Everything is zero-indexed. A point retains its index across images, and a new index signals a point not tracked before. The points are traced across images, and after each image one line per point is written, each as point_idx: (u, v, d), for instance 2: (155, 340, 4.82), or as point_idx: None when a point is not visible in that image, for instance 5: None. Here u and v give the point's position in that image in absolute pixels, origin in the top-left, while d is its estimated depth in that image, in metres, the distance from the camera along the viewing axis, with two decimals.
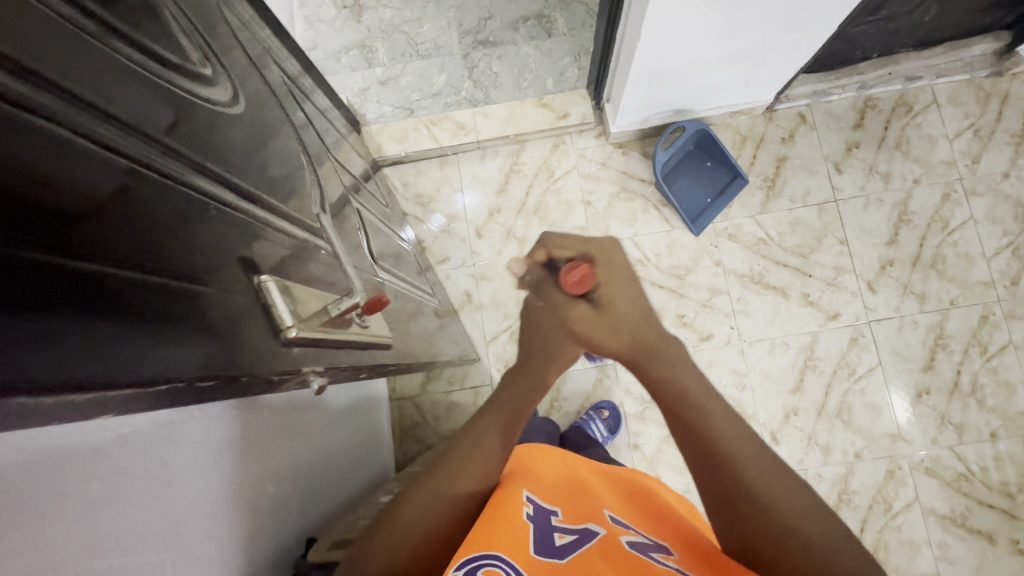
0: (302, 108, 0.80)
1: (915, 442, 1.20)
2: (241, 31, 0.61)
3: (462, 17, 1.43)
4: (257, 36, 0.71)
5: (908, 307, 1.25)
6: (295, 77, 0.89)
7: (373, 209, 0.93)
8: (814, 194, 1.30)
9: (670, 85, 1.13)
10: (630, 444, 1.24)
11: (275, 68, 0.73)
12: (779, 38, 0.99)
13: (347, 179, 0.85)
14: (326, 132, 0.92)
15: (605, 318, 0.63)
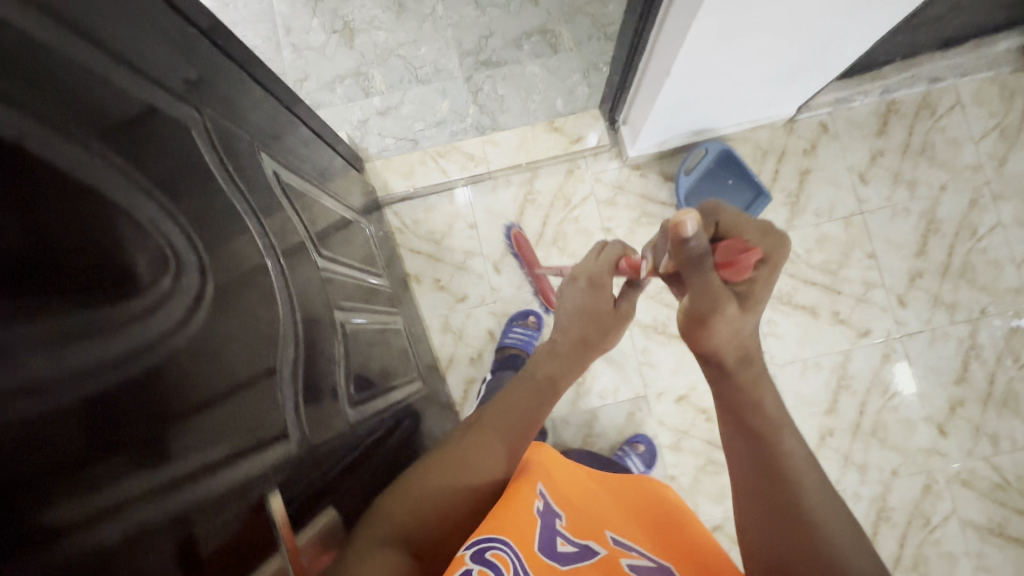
0: (298, 211, 0.74)
1: (951, 455, 1.20)
2: (228, 158, 0.57)
3: (461, 37, 1.35)
4: (255, 139, 0.67)
5: (939, 319, 1.23)
6: (295, 150, 0.82)
7: (360, 305, 0.88)
8: (839, 208, 1.26)
9: (686, 113, 1.08)
10: (666, 475, 1.23)
11: (271, 178, 0.68)
12: (802, 62, 0.95)
13: (336, 286, 0.79)
14: (322, 215, 0.86)
15: (735, 326, 0.55)
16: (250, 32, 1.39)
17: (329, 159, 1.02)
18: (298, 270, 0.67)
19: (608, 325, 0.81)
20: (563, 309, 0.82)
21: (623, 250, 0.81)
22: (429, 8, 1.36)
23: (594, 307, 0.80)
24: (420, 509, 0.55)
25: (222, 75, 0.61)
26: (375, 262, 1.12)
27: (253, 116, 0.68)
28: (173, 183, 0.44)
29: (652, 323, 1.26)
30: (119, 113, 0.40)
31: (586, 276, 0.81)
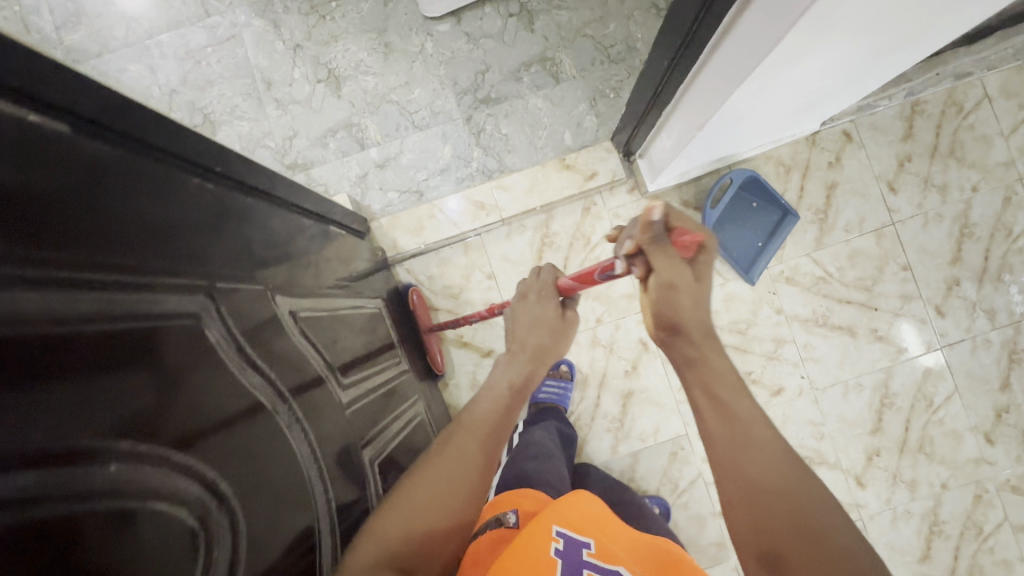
0: (317, 347, 0.74)
1: (1000, 463, 1.19)
2: (243, 337, 0.56)
3: (456, 75, 1.27)
4: (265, 285, 0.65)
5: (979, 326, 1.20)
6: (296, 265, 0.77)
7: (380, 422, 0.87)
8: (869, 221, 1.22)
9: (690, 159, 1.07)
10: (715, 512, 1.21)
11: (287, 324, 0.67)
12: (801, 105, 0.93)
13: (356, 421, 0.78)
14: (338, 333, 0.84)
15: (694, 294, 0.59)
16: (228, 90, 1.29)
17: (328, 245, 0.96)
18: (316, 425, 0.65)
19: (561, 333, 0.72)
20: (512, 319, 0.75)
21: (555, 273, 0.76)
22: (418, 46, 1.28)
23: (549, 318, 0.72)
24: (401, 542, 0.54)
25: (225, 236, 0.59)
26: (392, 345, 1.08)
27: (258, 260, 0.65)
28: (200, 423, 0.45)
29: None
30: (136, 396, 0.39)
31: (534, 289, 0.75)
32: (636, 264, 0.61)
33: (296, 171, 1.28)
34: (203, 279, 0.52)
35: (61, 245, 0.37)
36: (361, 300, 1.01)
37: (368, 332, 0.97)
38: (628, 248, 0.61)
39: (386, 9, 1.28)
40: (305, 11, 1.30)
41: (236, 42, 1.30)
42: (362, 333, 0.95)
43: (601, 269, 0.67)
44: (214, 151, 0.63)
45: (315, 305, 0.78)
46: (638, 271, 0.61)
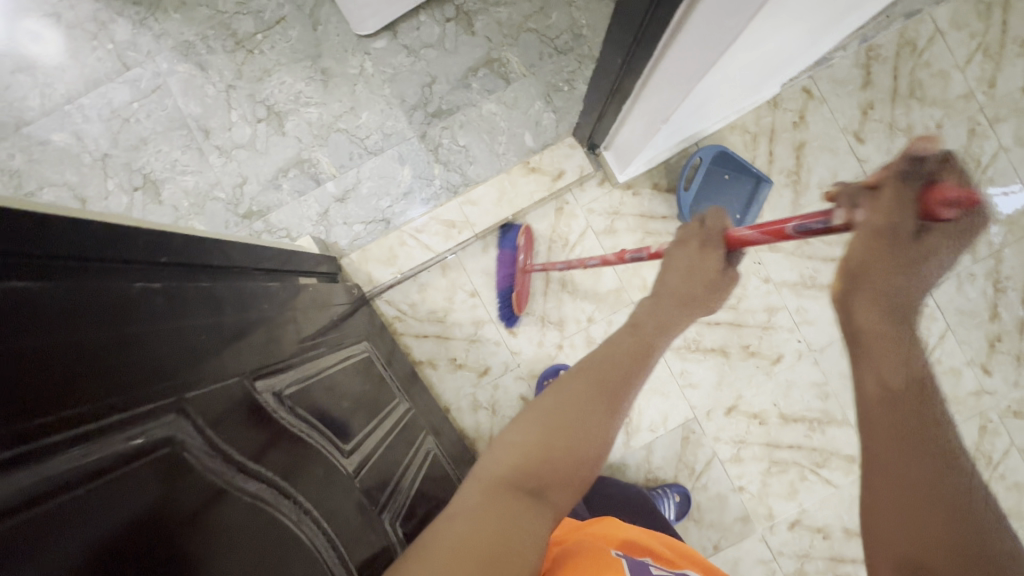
0: (311, 423, 0.70)
1: (999, 391, 1.21)
2: (227, 441, 0.53)
3: (402, 92, 1.21)
4: (240, 372, 0.61)
5: (962, 262, 1.21)
6: (273, 336, 0.73)
7: (391, 477, 0.85)
8: (842, 175, 1.21)
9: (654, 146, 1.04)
10: (734, 488, 1.22)
11: (273, 407, 0.64)
12: (757, 78, 0.91)
13: (367, 487, 0.76)
14: (331, 396, 0.80)
15: (912, 248, 0.44)
16: (165, 145, 1.22)
17: (304, 299, 0.91)
18: (323, 500, 0.64)
19: (715, 285, 0.67)
20: (670, 262, 0.68)
21: (723, 221, 0.66)
22: (357, 67, 1.21)
23: (698, 265, 0.66)
24: (517, 476, 0.53)
25: (188, 333, 0.54)
26: (389, 386, 1.04)
27: (230, 347, 0.61)
28: (201, 553, 0.43)
29: (684, 343, 1.22)
30: (128, 556, 0.37)
31: (698, 237, 0.67)
32: (863, 206, 0.43)
33: (253, 219, 1.22)
34: (170, 395, 0.48)
35: (10, 421, 0.33)
36: (348, 350, 0.97)
37: (359, 380, 0.93)
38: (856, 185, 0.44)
39: (315, 33, 1.21)
40: (231, 48, 1.22)
41: (163, 91, 1.22)
42: (354, 382, 0.91)
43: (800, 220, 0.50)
44: (155, 242, 0.58)
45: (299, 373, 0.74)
46: (859, 214, 0.43)
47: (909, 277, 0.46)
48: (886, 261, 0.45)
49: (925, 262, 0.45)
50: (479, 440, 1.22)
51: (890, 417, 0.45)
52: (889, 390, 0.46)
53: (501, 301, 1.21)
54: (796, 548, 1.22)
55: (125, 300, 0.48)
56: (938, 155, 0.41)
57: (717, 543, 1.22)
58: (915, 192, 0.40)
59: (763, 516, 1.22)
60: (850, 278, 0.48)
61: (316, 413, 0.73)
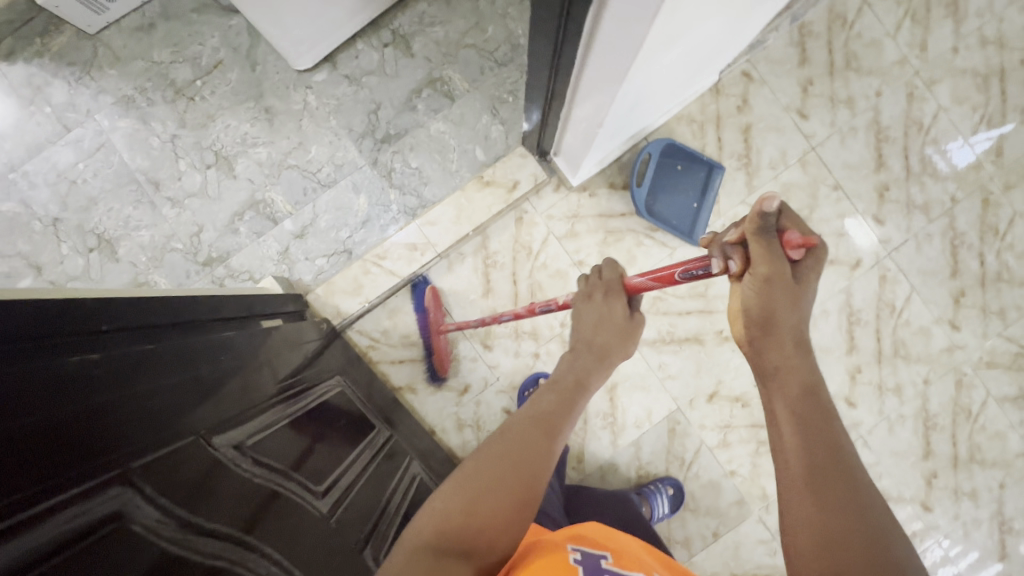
0: (279, 470, 0.65)
1: (970, 345, 1.23)
2: (186, 505, 0.49)
3: (349, 121, 1.21)
4: (198, 429, 0.58)
5: (918, 224, 1.23)
6: (234, 385, 0.70)
7: (373, 513, 0.79)
8: (791, 152, 1.22)
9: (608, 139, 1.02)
10: (725, 473, 1.23)
11: (238, 460, 0.60)
12: (696, 64, 0.90)
13: (353, 525, 0.72)
14: (301, 435, 0.76)
15: (783, 290, 0.56)
16: (115, 202, 1.20)
17: (266, 344, 0.88)
18: (307, 547, 0.60)
19: (626, 334, 0.74)
20: (578, 326, 0.75)
21: (617, 272, 0.75)
22: (301, 102, 1.21)
23: (611, 321, 0.73)
24: (453, 530, 0.54)
25: (128, 401, 0.51)
26: (369, 415, 1.02)
27: (181, 408, 0.58)
28: None
29: (658, 336, 1.23)
30: None
31: (603, 290, 0.73)
32: (734, 257, 0.57)
33: (213, 266, 1.20)
34: (114, 470, 0.46)
35: None
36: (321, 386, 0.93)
37: (338, 412, 0.91)
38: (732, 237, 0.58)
39: (255, 73, 1.21)
40: (171, 98, 1.21)
41: (108, 148, 1.20)
42: (333, 414, 0.89)
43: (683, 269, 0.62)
44: (91, 309, 0.56)
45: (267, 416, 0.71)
46: (735, 265, 0.58)
47: (798, 310, 0.57)
48: (777, 299, 0.56)
49: (806, 291, 0.57)
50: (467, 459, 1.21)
51: (808, 444, 0.53)
52: (803, 417, 0.54)
53: (427, 358, 1.22)
54: None
55: (51, 378, 0.45)
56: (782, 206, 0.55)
57: (716, 530, 1.23)
58: (779, 238, 0.55)
59: (757, 496, 1.23)
60: (754, 325, 0.58)
61: (290, 456, 0.70)
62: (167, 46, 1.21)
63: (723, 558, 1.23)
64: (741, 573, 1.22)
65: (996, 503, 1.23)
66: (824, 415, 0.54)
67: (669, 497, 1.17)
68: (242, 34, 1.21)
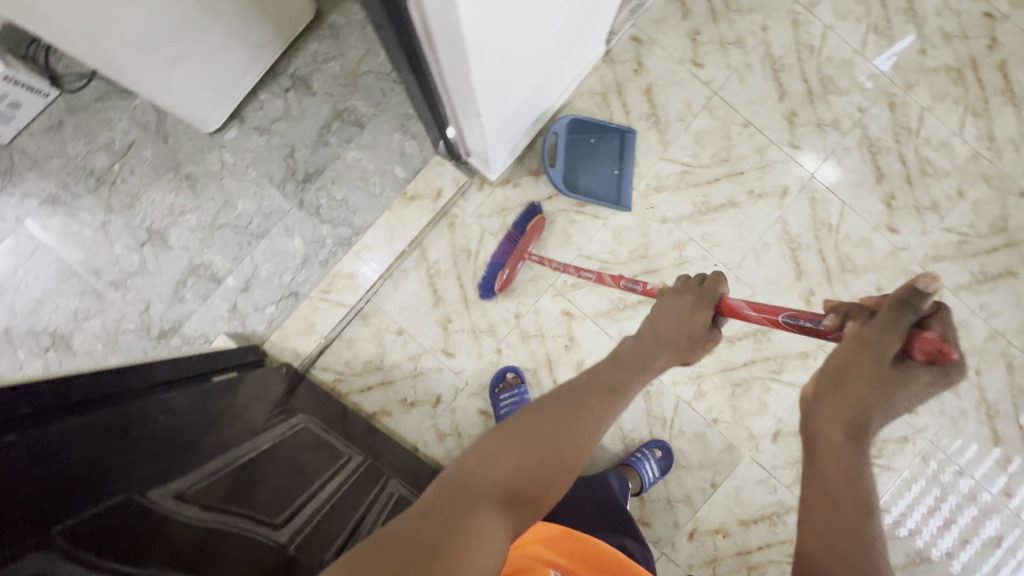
0: (228, 511, 0.66)
1: (913, 244, 1.24)
2: (111, 557, 0.49)
3: (268, 170, 1.24)
4: (129, 485, 0.58)
5: (833, 140, 1.25)
6: (179, 441, 0.72)
7: (344, 532, 0.79)
8: (695, 101, 1.25)
9: (508, 131, 1.03)
10: (708, 423, 1.24)
11: (177, 508, 0.60)
12: (566, 41, 0.93)
13: (318, 549, 0.73)
14: (256, 474, 0.76)
15: (880, 372, 0.51)
16: (59, 298, 1.21)
17: (218, 398, 0.89)
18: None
19: (700, 341, 0.71)
20: (657, 317, 0.73)
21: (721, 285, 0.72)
22: (217, 162, 1.24)
23: (689, 328, 0.70)
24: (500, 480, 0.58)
25: (46, 473, 0.52)
26: (342, 444, 1.03)
27: (115, 469, 0.59)
28: None
29: (612, 306, 1.23)
30: None
31: (693, 293, 0.72)
32: (855, 317, 0.57)
33: (168, 338, 1.22)
34: (39, 536, 0.46)
35: None
36: (282, 426, 0.94)
37: (304, 446, 0.92)
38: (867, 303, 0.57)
39: (168, 145, 1.24)
40: (93, 187, 1.23)
41: (43, 249, 1.22)
42: (296, 449, 0.90)
43: (797, 313, 0.63)
44: (9, 399, 0.58)
45: (217, 463, 0.72)
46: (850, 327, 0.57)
47: (885, 402, 0.52)
48: (860, 368, 0.52)
49: (903, 385, 0.51)
50: None
51: (833, 518, 0.53)
52: (830, 492, 0.53)
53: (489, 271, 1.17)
54: (786, 457, 1.23)
55: None
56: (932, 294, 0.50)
57: (714, 481, 1.23)
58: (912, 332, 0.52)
59: (745, 438, 1.23)
60: (829, 382, 0.55)
61: (242, 497, 0.70)
62: (80, 139, 1.24)
63: (727, 507, 1.23)
64: (747, 516, 1.22)
65: (978, 390, 1.23)
66: (856, 504, 0.52)
67: (657, 460, 1.19)
68: (148, 112, 1.24)
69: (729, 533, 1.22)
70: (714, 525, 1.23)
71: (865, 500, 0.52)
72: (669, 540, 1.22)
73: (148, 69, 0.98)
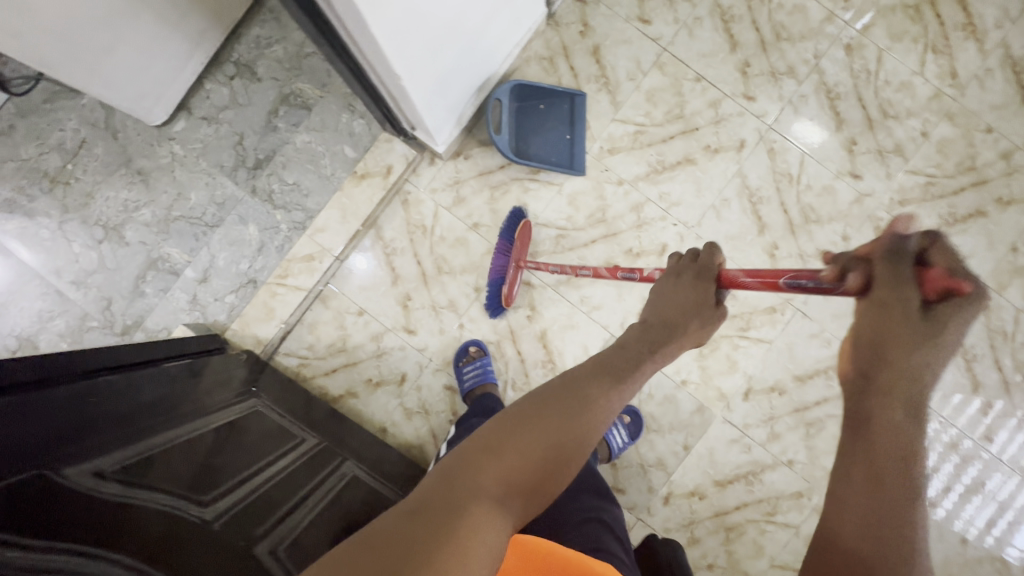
0: (150, 488, 0.65)
1: (878, 189, 1.21)
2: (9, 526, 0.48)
3: (218, 159, 1.24)
4: (40, 462, 0.57)
5: (788, 89, 1.22)
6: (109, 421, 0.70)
7: (279, 510, 0.78)
8: (644, 59, 1.23)
9: (444, 98, 1.01)
10: (677, 385, 1.22)
11: (92, 485, 0.59)
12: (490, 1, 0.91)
13: (247, 527, 0.71)
14: (189, 454, 0.75)
15: (908, 327, 0.48)
16: (21, 300, 1.22)
17: (165, 382, 0.89)
18: (177, 551, 0.59)
19: (709, 314, 0.69)
20: (659, 297, 0.71)
21: (719, 261, 0.70)
22: (167, 155, 1.24)
23: (691, 298, 0.68)
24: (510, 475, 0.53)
25: None
26: (296, 426, 1.02)
27: (25, 447, 0.57)
28: None
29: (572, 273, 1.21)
30: None
31: (692, 269, 0.70)
32: (854, 271, 0.52)
33: (131, 333, 1.22)
34: None
35: None
36: (232, 408, 0.94)
37: (249, 428, 0.92)
38: (862, 251, 0.52)
39: (118, 141, 1.24)
40: (49, 188, 1.24)
41: (3, 252, 1.23)
42: (239, 430, 0.89)
43: (797, 276, 0.59)
44: None
45: (149, 442, 0.71)
46: (853, 281, 0.52)
47: (920, 357, 0.49)
48: (895, 336, 0.49)
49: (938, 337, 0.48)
50: (425, 445, 1.22)
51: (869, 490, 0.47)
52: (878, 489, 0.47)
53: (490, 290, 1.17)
54: (758, 414, 1.21)
55: None
56: (925, 233, 0.49)
57: (686, 443, 1.21)
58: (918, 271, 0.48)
59: (715, 398, 1.21)
60: (862, 357, 0.51)
61: (169, 475, 0.69)
62: (31, 141, 1.24)
63: (701, 468, 1.21)
64: (722, 477, 1.21)
65: None
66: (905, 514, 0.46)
67: (626, 426, 1.18)
68: (97, 110, 1.25)
69: (704, 495, 1.21)
70: (689, 488, 1.21)
71: (916, 487, 0.47)
72: (644, 505, 1.21)
73: (78, 58, 0.98)
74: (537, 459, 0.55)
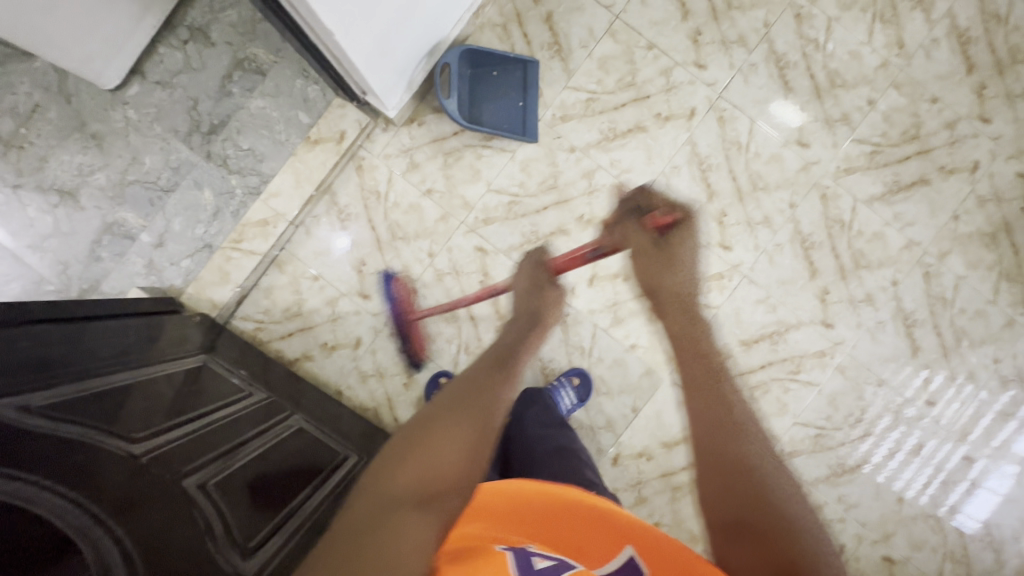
0: (78, 424, 0.64)
1: (824, 158, 1.23)
2: None
3: (173, 123, 1.24)
4: None
5: (739, 58, 1.23)
6: (40, 360, 0.69)
7: (213, 451, 0.80)
8: (597, 26, 1.24)
9: (388, 60, 1.03)
10: (626, 348, 1.25)
11: (19, 416, 0.58)
12: None
13: (179, 466, 0.72)
14: (124, 396, 0.76)
15: (660, 257, 0.71)
16: None
17: (104, 330, 0.88)
18: (105, 480, 0.60)
19: (556, 299, 0.77)
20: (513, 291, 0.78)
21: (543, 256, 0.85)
22: (122, 119, 1.24)
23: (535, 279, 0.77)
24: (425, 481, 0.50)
25: None
26: (243, 382, 1.04)
27: None
28: None
29: (523, 239, 1.23)
30: None
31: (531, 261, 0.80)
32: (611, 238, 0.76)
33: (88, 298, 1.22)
34: None
35: None
36: (175, 361, 0.95)
37: (192, 380, 0.93)
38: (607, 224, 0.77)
39: (72, 105, 1.24)
40: (2, 151, 1.22)
41: None
42: (179, 381, 0.90)
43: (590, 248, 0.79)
44: None
45: (81, 382, 0.71)
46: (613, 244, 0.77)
47: (675, 272, 0.71)
48: (658, 267, 0.71)
49: (684, 258, 0.72)
50: (379, 408, 1.25)
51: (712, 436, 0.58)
52: (716, 418, 0.59)
53: (405, 350, 1.22)
54: None
55: None
56: (635, 198, 0.76)
57: (635, 406, 1.25)
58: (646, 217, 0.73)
59: (663, 361, 1.24)
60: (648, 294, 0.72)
61: (100, 415, 0.69)
62: None
63: (649, 431, 1.25)
64: (669, 439, 1.24)
65: (894, 301, 1.23)
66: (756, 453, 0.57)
67: (574, 388, 1.20)
68: (49, 73, 1.23)
69: (652, 456, 1.24)
70: (637, 449, 1.24)
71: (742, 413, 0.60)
72: None
73: (20, 13, 0.97)
74: (456, 461, 0.52)
